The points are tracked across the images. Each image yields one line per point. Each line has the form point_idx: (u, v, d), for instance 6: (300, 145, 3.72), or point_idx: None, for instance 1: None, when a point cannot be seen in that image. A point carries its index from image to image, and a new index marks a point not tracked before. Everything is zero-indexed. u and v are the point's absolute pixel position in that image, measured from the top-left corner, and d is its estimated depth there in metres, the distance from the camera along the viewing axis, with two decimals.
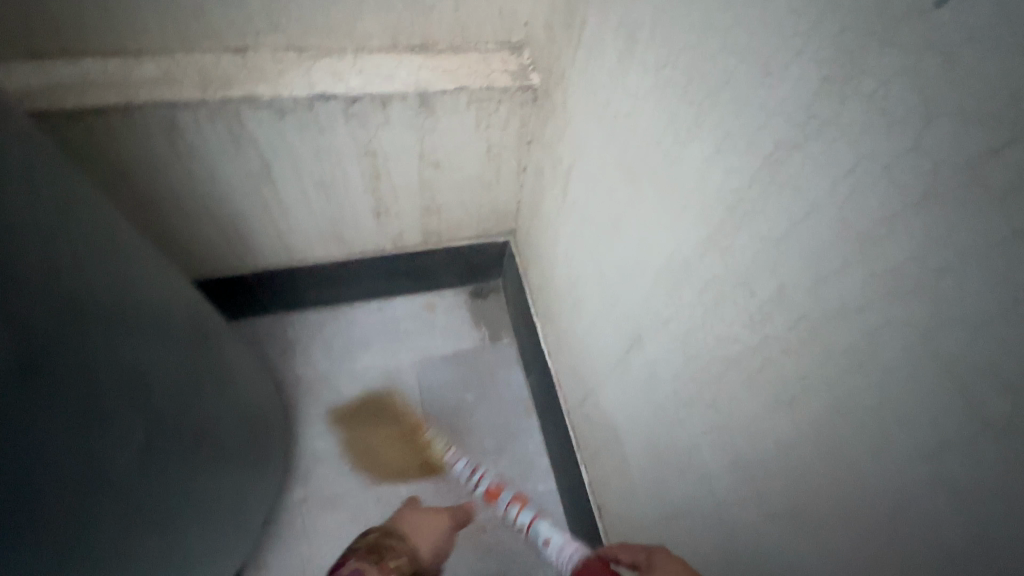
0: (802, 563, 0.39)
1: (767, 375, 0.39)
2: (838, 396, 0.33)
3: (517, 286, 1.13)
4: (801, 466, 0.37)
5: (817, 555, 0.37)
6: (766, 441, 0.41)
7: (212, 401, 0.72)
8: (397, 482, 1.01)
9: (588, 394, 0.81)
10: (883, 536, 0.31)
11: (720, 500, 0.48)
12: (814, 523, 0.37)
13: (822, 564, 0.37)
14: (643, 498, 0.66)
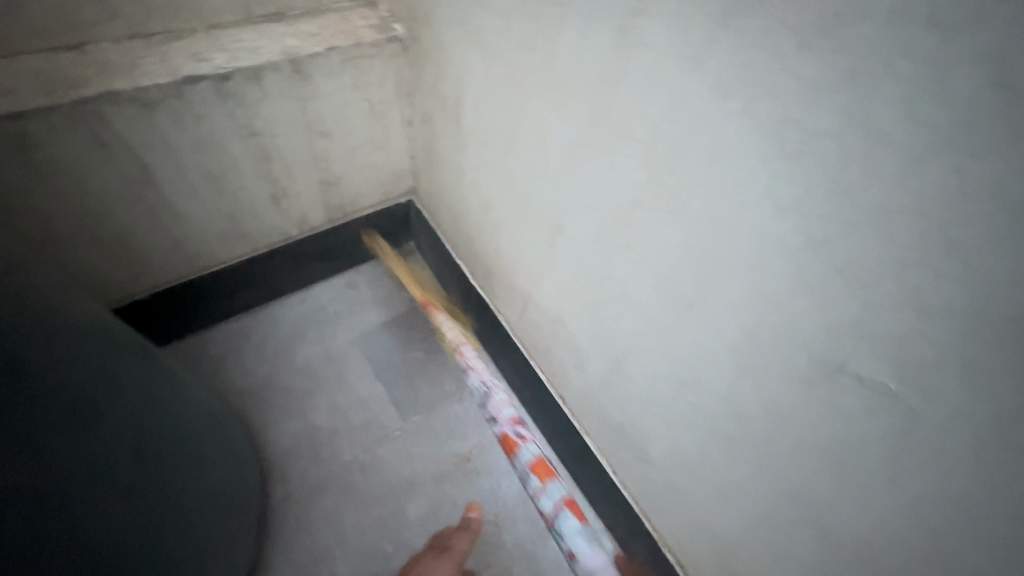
0: (719, 325, 0.52)
1: (661, 198, 0.51)
2: (709, 184, 0.45)
3: (432, 238, 1.18)
4: (700, 253, 0.50)
5: (726, 312, 0.51)
6: (672, 250, 0.53)
7: (179, 405, 0.74)
8: (374, 448, 1.03)
9: (527, 302, 0.90)
10: (759, 268, 0.45)
11: (654, 319, 0.61)
12: (719, 290, 0.50)
13: (732, 317, 0.50)
14: (598, 361, 0.78)
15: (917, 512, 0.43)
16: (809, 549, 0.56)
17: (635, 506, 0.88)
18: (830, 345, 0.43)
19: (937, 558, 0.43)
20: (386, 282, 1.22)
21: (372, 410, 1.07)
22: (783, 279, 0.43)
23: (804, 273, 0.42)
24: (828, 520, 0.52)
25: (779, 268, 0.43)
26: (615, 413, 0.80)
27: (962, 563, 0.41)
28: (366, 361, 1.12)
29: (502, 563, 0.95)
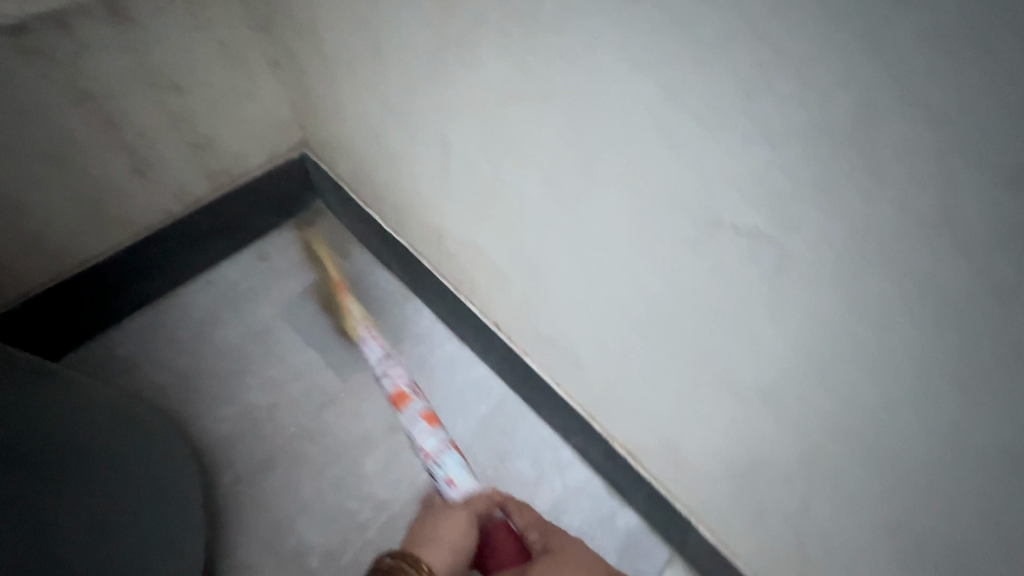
0: (608, 206, 0.53)
1: (526, 82, 0.52)
2: (559, 55, 0.47)
3: (336, 190, 1.11)
4: (571, 132, 0.51)
5: (609, 190, 0.52)
6: (547, 136, 0.54)
7: (58, 411, 0.76)
8: (319, 415, 1.01)
9: (441, 235, 0.87)
10: (620, 130, 0.47)
11: (552, 219, 0.61)
12: (597, 167, 0.51)
13: (615, 194, 0.52)
14: (520, 279, 0.77)
15: (803, 342, 0.46)
16: (729, 411, 0.59)
17: (580, 409, 0.92)
18: (702, 196, 0.45)
19: (826, 379, 0.47)
20: (298, 248, 1.14)
21: (310, 378, 1.03)
22: (638, 136, 0.46)
23: (661, 124, 0.44)
24: (737, 380, 0.55)
25: (648, 126, 0.45)
26: (546, 327, 0.80)
27: (847, 376, 0.45)
28: (293, 331, 1.07)
29: None
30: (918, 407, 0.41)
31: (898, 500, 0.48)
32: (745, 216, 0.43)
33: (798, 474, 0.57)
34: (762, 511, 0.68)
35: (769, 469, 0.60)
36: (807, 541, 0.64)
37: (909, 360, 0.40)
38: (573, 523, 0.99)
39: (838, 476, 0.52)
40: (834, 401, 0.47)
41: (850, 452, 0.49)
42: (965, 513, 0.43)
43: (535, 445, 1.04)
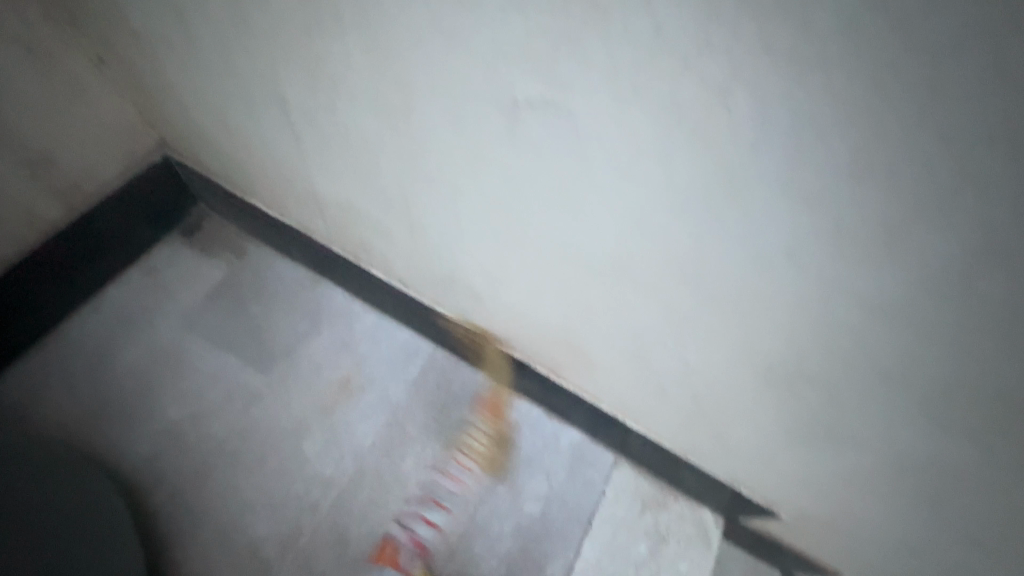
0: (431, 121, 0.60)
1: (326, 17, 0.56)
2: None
3: (212, 187, 1.08)
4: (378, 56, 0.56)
5: (426, 103, 0.58)
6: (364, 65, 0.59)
7: None
8: (246, 414, 0.99)
9: (320, 203, 0.87)
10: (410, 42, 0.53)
11: (399, 149, 0.67)
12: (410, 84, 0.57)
13: (431, 106, 0.58)
14: (404, 226, 0.78)
15: (619, 197, 0.52)
16: (601, 292, 0.65)
17: (494, 341, 0.95)
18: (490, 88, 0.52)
19: (650, 225, 0.53)
20: (187, 256, 1.11)
21: (228, 379, 1.01)
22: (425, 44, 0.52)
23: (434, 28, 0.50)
24: (592, 256, 0.61)
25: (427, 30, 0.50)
26: (442, 268, 0.82)
27: (660, 216, 0.51)
28: (201, 339, 1.04)
29: (415, 449, 1.00)
30: (716, 220, 0.48)
31: (802, 339, 0.53)
32: (528, 89, 0.49)
33: (669, 330, 0.64)
34: (662, 383, 0.74)
35: (649, 334, 0.67)
36: (701, 393, 0.71)
37: (691, 181, 0.46)
38: (521, 453, 1.03)
39: (693, 317, 0.60)
40: (663, 246, 0.54)
41: (690, 288, 0.57)
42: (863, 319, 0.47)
43: (470, 391, 1.06)
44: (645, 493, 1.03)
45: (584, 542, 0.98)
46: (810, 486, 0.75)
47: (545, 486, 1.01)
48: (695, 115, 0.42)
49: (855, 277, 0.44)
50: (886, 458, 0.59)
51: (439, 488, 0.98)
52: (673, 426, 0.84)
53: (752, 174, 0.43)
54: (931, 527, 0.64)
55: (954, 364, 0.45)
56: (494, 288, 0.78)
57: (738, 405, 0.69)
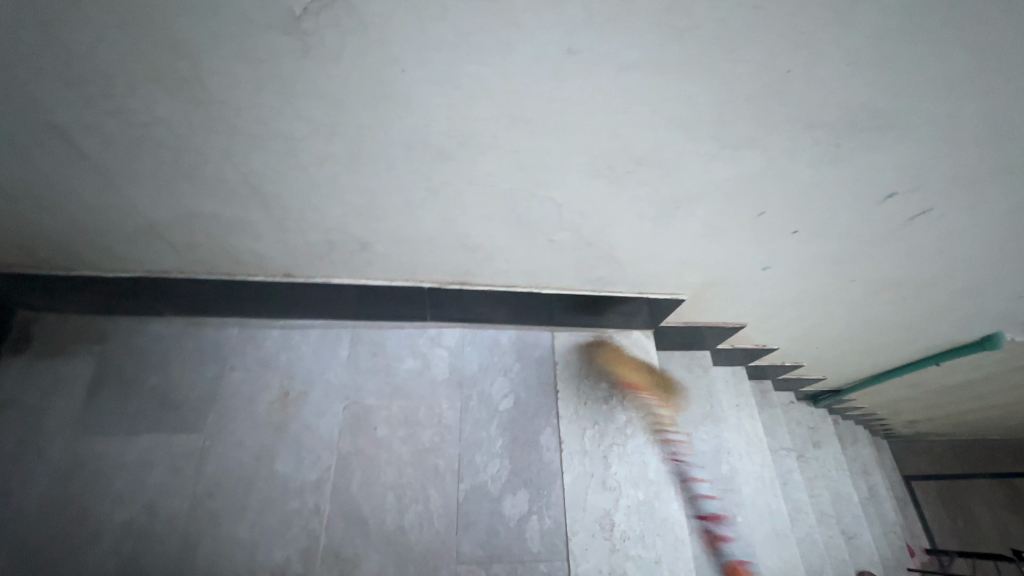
0: (221, 90, 0.56)
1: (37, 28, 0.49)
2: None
3: (34, 285, 0.99)
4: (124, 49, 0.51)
5: (205, 80, 0.55)
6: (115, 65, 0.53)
7: None
8: (202, 471, 0.95)
9: (162, 236, 0.83)
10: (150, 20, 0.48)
11: (204, 139, 0.63)
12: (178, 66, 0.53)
13: (213, 79, 0.54)
14: (257, 214, 0.78)
15: (437, 84, 0.56)
16: (463, 172, 0.70)
17: (406, 282, 1.06)
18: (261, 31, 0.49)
19: (471, 83, 0.56)
20: (42, 366, 1.00)
21: (165, 453, 0.96)
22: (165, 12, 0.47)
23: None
24: (439, 141, 0.64)
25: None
26: (317, 236, 0.84)
27: (474, 94, 0.57)
28: (110, 434, 0.97)
29: (383, 413, 1.05)
30: (520, 73, 0.55)
31: (616, 142, 0.65)
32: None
33: (532, 178, 0.71)
34: (549, 236, 0.86)
35: (517, 193, 0.75)
36: (580, 227, 0.84)
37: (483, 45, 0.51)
38: (474, 367, 1.13)
39: (544, 154, 0.67)
40: (491, 98, 0.58)
41: (533, 129, 0.62)
42: (646, 97, 0.59)
43: (405, 342, 1.13)
44: (585, 343, 1.20)
45: (559, 406, 1.11)
46: (684, 257, 0.95)
47: (508, 382, 1.12)
48: None
49: (632, 52, 0.53)
50: (715, 193, 0.77)
51: (422, 430, 1.05)
52: (577, 271, 0.99)
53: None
54: (758, 230, 0.87)
55: (723, 95, 0.59)
56: (375, 229, 0.83)
57: (608, 222, 0.83)
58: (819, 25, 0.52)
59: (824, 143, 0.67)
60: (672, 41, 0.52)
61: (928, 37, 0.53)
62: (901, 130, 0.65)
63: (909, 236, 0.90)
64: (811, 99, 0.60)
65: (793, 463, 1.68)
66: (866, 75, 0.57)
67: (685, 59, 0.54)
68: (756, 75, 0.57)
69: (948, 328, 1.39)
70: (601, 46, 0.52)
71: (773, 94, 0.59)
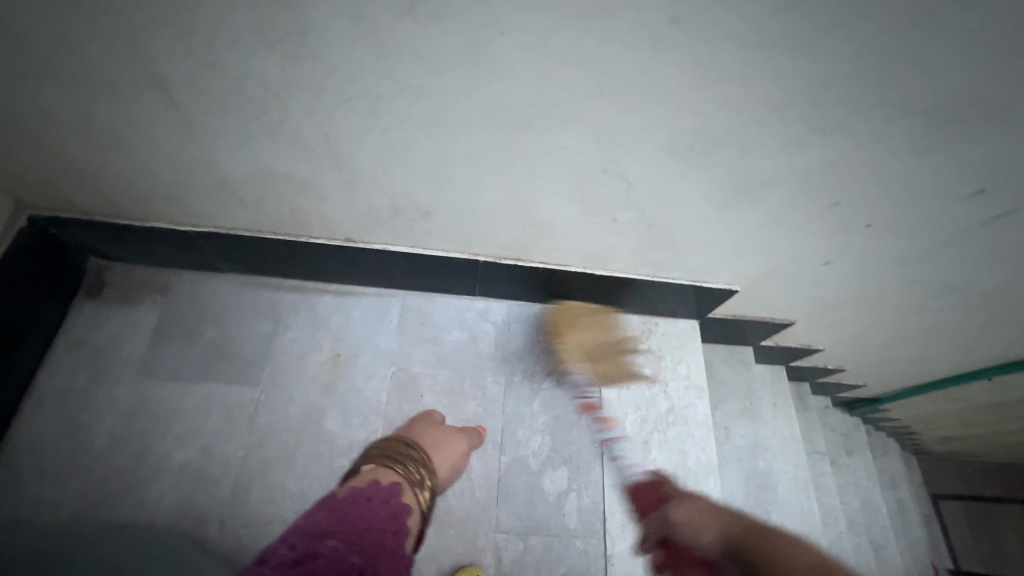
0: (319, 47, 0.57)
1: None
2: None
3: (108, 235, 1.03)
4: (234, 1, 0.52)
5: (306, 36, 0.55)
6: (222, 19, 0.54)
7: None
8: (256, 422, 0.99)
9: (235, 191, 0.86)
10: None
11: (293, 99, 0.64)
12: (284, 23, 0.54)
13: (313, 37, 0.55)
14: (328, 175, 0.80)
15: (532, 51, 0.55)
16: (539, 142, 0.69)
17: (459, 254, 1.07)
18: None
19: (566, 49, 0.55)
20: (110, 312, 1.05)
21: (221, 401, 1.00)
22: None
23: None
24: (522, 109, 0.63)
25: None
26: (381, 202, 0.85)
27: (566, 61, 0.57)
28: (171, 380, 1.01)
29: (428, 382, 1.07)
30: (616, 43, 0.54)
31: (699, 120, 0.64)
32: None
33: (606, 153, 0.71)
34: (612, 215, 0.85)
35: (587, 169, 0.74)
36: (645, 207, 0.83)
37: (587, 11, 0.51)
38: (518, 343, 1.14)
39: (625, 127, 0.66)
40: (582, 66, 0.57)
41: (618, 101, 0.62)
42: (741, 76, 0.57)
43: (452, 314, 1.15)
44: (629, 328, 1.19)
45: (602, 389, 1.11)
46: (746, 246, 0.93)
47: (551, 361, 1.13)
48: None
49: (738, 23, 0.51)
50: (790, 180, 0.75)
51: (465, 401, 1.06)
52: (635, 252, 0.98)
53: None
54: (828, 222, 0.84)
55: (821, 76, 0.57)
56: (440, 198, 0.83)
57: (674, 203, 0.81)
58: (944, 2, 0.49)
59: (918, 133, 0.65)
60: (782, 14, 0.50)
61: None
62: (1005, 123, 0.62)
63: (987, 239, 0.86)
64: (916, 85, 0.58)
65: (825, 468, 1.65)
66: (984, 59, 0.54)
67: (793, 32, 0.52)
68: (863, 56, 0.54)
69: (1008, 342, 1.33)
70: (708, 15, 0.51)
71: (877, 75, 0.57)
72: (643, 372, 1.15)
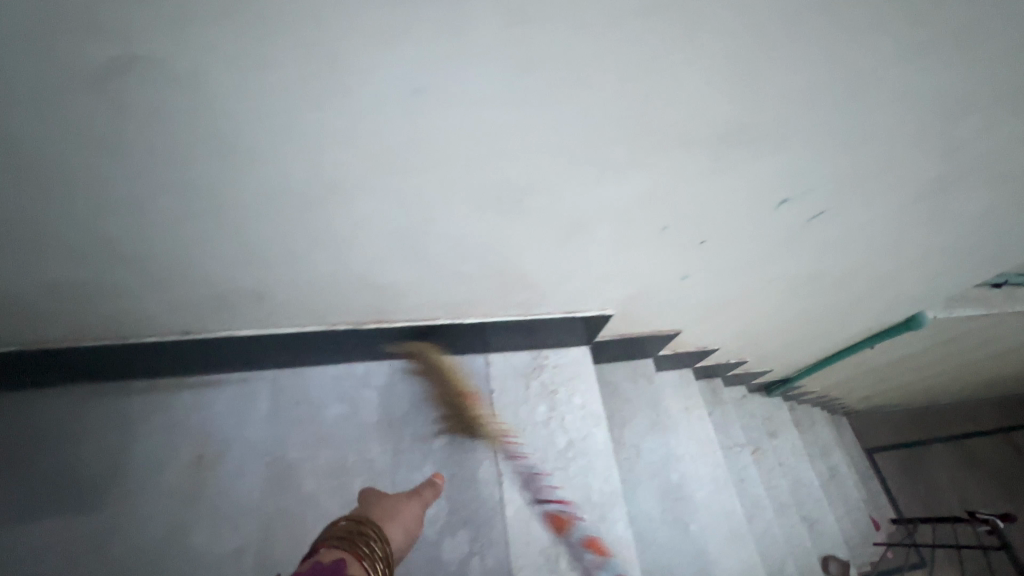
0: (68, 156, 0.55)
1: None
2: None
3: None
4: None
5: (51, 148, 0.54)
6: None
7: None
8: (111, 549, 0.89)
9: (45, 301, 0.80)
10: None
11: (64, 206, 0.62)
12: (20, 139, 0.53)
13: (59, 148, 0.54)
14: (138, 272, 0.76)
15: (293, 140, 0.57)
16: (344, 214, 0.70)
17: (321, 326, 1.02)
18: (95, 98, 0.49)
19: (327, 130, 0.56)
20: None
21: (64, 535, 0.89)
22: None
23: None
24: (311, 186, 0.64)
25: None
26: (211, 289, 0.83)
27: (331, 143, 0.58)
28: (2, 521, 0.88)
29: (308, 466, 0.99)
30: (374, 120, 0.56)
31: (489, 178, 0.67)
32: (123, 55, 0.46)
33: (415, 212, 0.71)
34: (453, 267, 0.86)
35: (407, 222, 0.73)
36: (481, 257, 0.83)
37: (331, 97, 0.53)
38: (406, 406, 1.08)
39: (421, 189, 0.67)
40: (350, 142, 0.59)
41: (401, 167, 0.63)
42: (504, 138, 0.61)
43: (330, 386, 1.08)
44: (521, 367, 1.17)
45: (498, 437, 1.08)
46: (603, 273, 0.94)
47: (442, 417, 1.08)
48: (286, 53, 0.47)
49: (479, 92, 0.55)
50: (605, 213, 0.77)
51: (351, 480, 0.99)
52: (495, 297, 0.98)
53: (355, 54, 0.49)
54: (664, 244, 0.87)
55: (577, 130, 0.62)
56: (272, 271, 0.80)
57: (512, 244, 0.81)
58: (659, 44, 0.53)
59: (701, 155, 0.69)
60: (518, 70, 0.53)
61: (767, 47, 0.55)
62: (770, 137, 0.67)
63: (813, 236, 0.92)
64: (671, 118, 0.62)
65: (747, 459, 1.70)
66: (719, 85, 0.59)
67: (537, 81, 0.54)
68: (609, 103, 0.59)
69: (875, 314, 1.43)
70: (448, 75, 0.52)
71: (631, 116, 0.61)
72: (539, 410, 1.13)
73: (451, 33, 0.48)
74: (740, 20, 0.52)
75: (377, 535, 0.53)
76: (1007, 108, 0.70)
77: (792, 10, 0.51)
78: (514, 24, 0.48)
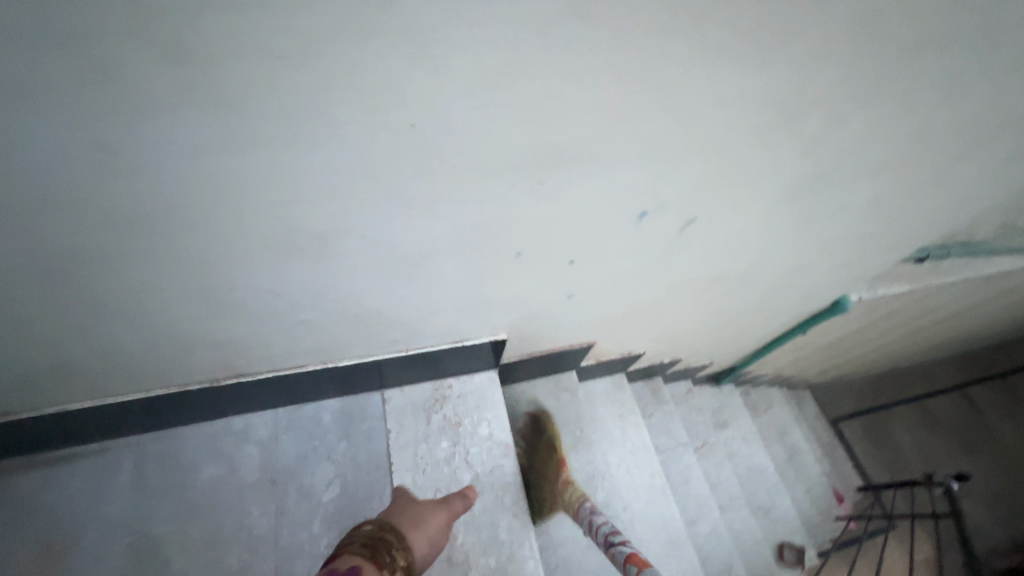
0: None
1: None
2: None
3: None
4: None
5: None
6: None
7: None
8: None
9: None
10: None
11: None
12: None
13: None
14: None
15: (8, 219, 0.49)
16: (126, 280, 0.61)
17: (171, 391, 0.90)
18: None
19: (45, 203, 0.48)
20: None
21: None
22: None
23: None
24: (67, 259, 0.56)
25: None
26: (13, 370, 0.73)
27: (59, 216, 0.50)
28: None
29: (179, 539, 0.91)
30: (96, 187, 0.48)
31: (283, 229, 0.59)
32: None
33: (214, 268, 0.63)
34: (297, 314, 0.78)
35: (215, 277, 0.65)
36: (322, 301, 0.76)
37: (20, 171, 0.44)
38: (290, 458, 1.00)
39: (206, 248, 0.59)
40: (84, 212, 0.50)
41: (166, 230, 0.55)
42: (278, 190, 0.53)
43: (204, 446, 0.98)
44: (421, 401, 1.09)
45: (394, 482, 1.00)
46: (474, 301, 0.85)
47: (332, 467, 1.00)
48: None
49: (211, 147, 0.46)
50: (443, 249, 0.69)
51: (228, 550, 0.91)
52: (362, 337, 0.89)
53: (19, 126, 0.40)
54: (530, 268, 0.79)
55: (360, 176, 0.54)
56: (82, 343, 0.71)
57: (352, 283, 0.73)
58: (401, 78, 0.44)
59: (526, 181, 0.60)
60: (243, 112, 0.43)
61: (540, 72, 0.46)
62: (596, 159, 0.59)
63: (696, 243, 0.84)
64: (471, 150, 0.54)
65: (691, 458, 1.66)
66: (505, 114, 0.50)
67: (266, 131, 0.46)
68: (384, 143, 0.50)
69: (801, 302, 1.38)
70: (148, 138, 0.44)
71: (419, 154, 0.52)
72: (439, 447, 1.05)
73: (109, 86, 0.39)
74: (492, 46, 0.43)
75: (396, 543, 0.62)
76: (863, 103, 0.62)
77: (553, 24, 0.43)
78: (204, 62, 0.39)
